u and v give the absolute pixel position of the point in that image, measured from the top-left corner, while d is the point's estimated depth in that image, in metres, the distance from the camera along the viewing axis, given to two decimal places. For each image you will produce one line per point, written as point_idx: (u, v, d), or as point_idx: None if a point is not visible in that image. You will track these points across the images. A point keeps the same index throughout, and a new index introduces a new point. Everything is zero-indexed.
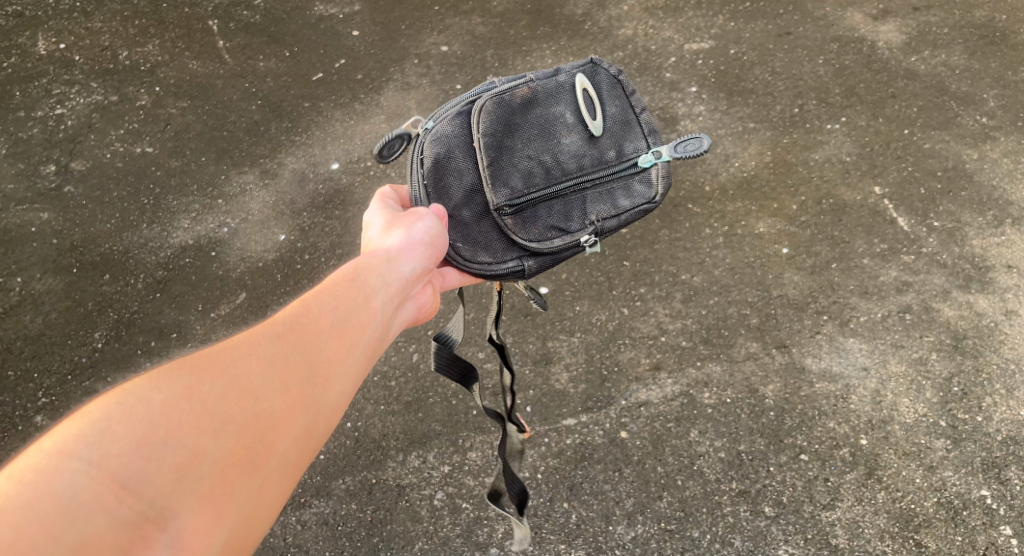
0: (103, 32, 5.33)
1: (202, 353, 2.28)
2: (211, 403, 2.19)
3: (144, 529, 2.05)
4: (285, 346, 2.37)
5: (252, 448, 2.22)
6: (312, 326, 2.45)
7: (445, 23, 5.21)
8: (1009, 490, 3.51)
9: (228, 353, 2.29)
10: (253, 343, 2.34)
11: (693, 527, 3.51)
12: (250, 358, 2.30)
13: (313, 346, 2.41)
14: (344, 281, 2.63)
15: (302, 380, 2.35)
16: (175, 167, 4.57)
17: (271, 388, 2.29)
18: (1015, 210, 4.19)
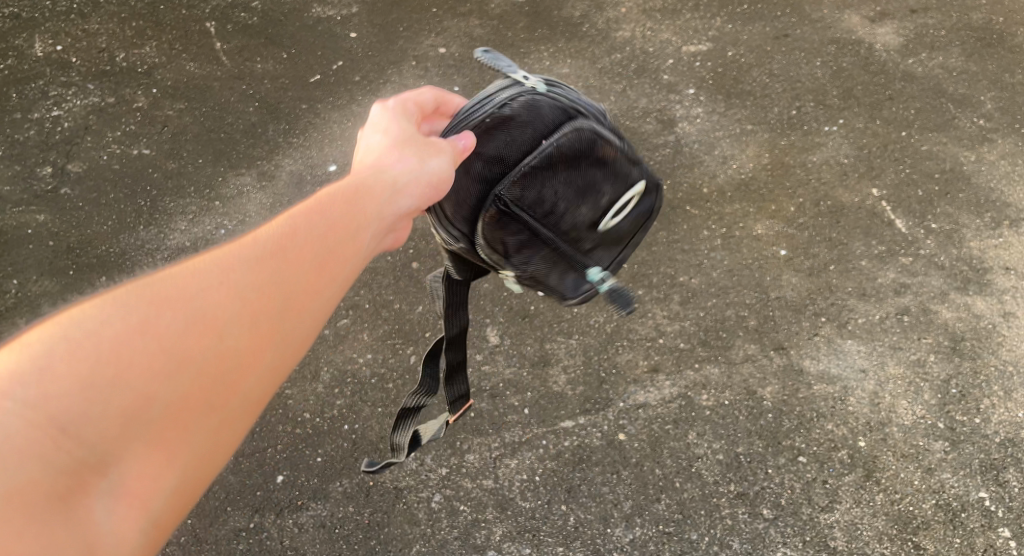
0: (100, 34, 5.33)
1: (166, 274, 1.92)
2: (170, 337, 1.83)
3: (82, 477, 1.74)
4: (259, 273, 1.97)
5: (211, 392, 1.84)
6: (293, 253, 2.03)
7: (443, 25, 5.22)
8: (1007, 492, 3.50)
9: (195, 275, 1.92)
10: (224, 266, 1.96)
11: (691, 530, 3.49)
12: (218, 286, 1.92)
13: (287, 277, 2.00)
14: (330, 203, 2.17)
15: (270, 316, 1.95)
16: (171, 169, 4.56)
17: (239, 324, 1.90)
18: (1013, 212, 4.20)
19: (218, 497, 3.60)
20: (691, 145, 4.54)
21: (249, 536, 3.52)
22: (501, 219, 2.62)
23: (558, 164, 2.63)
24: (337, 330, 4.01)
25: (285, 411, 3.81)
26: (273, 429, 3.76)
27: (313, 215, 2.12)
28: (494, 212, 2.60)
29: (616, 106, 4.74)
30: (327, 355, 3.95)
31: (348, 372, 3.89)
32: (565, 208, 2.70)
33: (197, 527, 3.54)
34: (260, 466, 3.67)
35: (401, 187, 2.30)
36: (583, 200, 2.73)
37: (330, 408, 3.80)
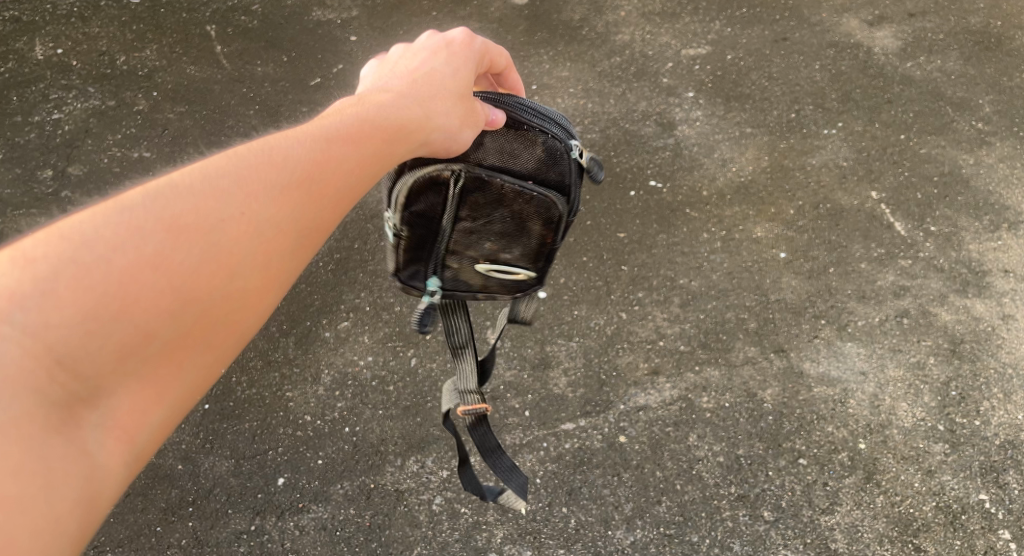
0: (100, 37, 5.34)
1: (184, 197, 1.85)
2: (182, 272, 1.79)
3: (74, 409, 1.70)
4: (278, 209, 1.94)
5: (210, 328, 1.84)
6: (317, 189, 2.01)
7: (443, 28, 5.25)
8: (1007, 494, 3.49)
9: (214, 202, 1.87)
10: (243, 197, 1.90)
11: (691, 533, 3.47)
12: (235, 220, 1.88)
13: (302, 216, 1.97)
14: (359, 143, 2.13)
15: (279, 254, 1.94)
16: (172, 171, 4.55)
17: (253, 263, 1.89)
18: (1011, 215, 4.21)
19: (219, 499, 3.60)
20: (691, 148, 4.55)
21: (250, 539, 3.50)
22: (440, 183, 2.62)
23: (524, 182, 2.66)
24: (338, 333, 4.03)
25: (286, 413, 3.81)
26: (274, 431, 3.76)
27: (337, 148, 2.07)
28: (444, 177, 2.61)
29: (616, 109, 4.75)
30: (328, 357, 3.96)
31: (349, 374, 3.90)
32: (497, 217, 2.69)
33: (198, 529, 3.53)
34: (261, 468, 3.67)
35: (424, 136, 2.30)
36: (516, 224, 2.71)
37: (331, 410, 3.80)
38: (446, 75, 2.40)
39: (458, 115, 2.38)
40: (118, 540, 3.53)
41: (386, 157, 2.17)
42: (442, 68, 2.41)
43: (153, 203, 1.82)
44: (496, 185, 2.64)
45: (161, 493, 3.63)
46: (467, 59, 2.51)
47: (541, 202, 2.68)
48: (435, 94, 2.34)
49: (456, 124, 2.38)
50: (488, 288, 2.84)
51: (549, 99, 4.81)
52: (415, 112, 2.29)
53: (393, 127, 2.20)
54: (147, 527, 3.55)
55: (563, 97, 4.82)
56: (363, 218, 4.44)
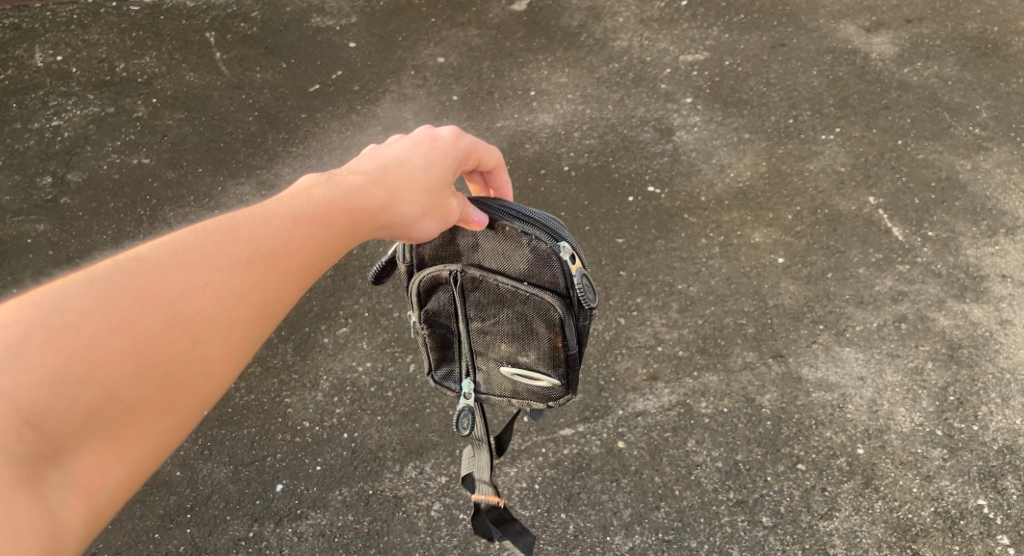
0: (100, 44, 5.35)
1: (149, 269, 1.88)
2: (143, 341, 1.82)
3: (37, 466, 1.72)
4: (244, 280, 1.95)
5: (175, 392, 1.85)
6: (283, 260, 2.02)
7: (441, 35, 5.26)
8: (1005, 499, 3.49)
9: (178, 274, 1.89)
10: (208, 268, 1.92)
11: (690, 538, 3.48)
12: (198, 290, 1.90)
13: (269, 285, 1.98)
14: (328, 215, 2.13)
15: (247, 321, 1.94)
16: (171, 178, 4.55)
17: (216, 329, 1.90)
18: (1008, 220, 4.22)
19: (217, 506, 3.60)
20: (689, 154, 4.56)
21: (248, 546, 3.50)
22: (441, 283, 2.67)
23: (519, 282, 2.61)
24: (337, 339, 4.03)
25: (284, 419, 3.81)
26: (273, 437, 3.77)
27: (305, 223, 2.08)
28: (443, 277, 2.66)
29: (614, 115, 4.76)
30: (327, 363, 3.96)
31: (348, 381, 3.90)
32: (503, 315, 2.69)
33: (196, 536, 3.54)
34: (260, 474, 3.67)
35: (392, 217, 2.27)
36: (523, 321, 2.69)
37: (330, 416, 3.80)
38: (421, 166, 2.35)
39: (428, 208, 2.33)
40: (117, 547, 3.53)
41: (353, 234, 2.17)
42: (417, 158, 2.36)
43: (120, 272, 1.86)
44: (493, 285, 2.63)
45: (160, 499, 3.63)
46: (451, 153, 2.42)
47: (537, 303, 2.63)
48: (405, 181, 2.31)
49: (422, 214, 2.33)
50: (516, 388, 2.80)
51: (548, 105, 4.82)
52: (385, 206, 2.25)
53: (361, 204, 2.20)
54: (145, 534, 3.55)
55: (561, 103, 4.83)
56: None
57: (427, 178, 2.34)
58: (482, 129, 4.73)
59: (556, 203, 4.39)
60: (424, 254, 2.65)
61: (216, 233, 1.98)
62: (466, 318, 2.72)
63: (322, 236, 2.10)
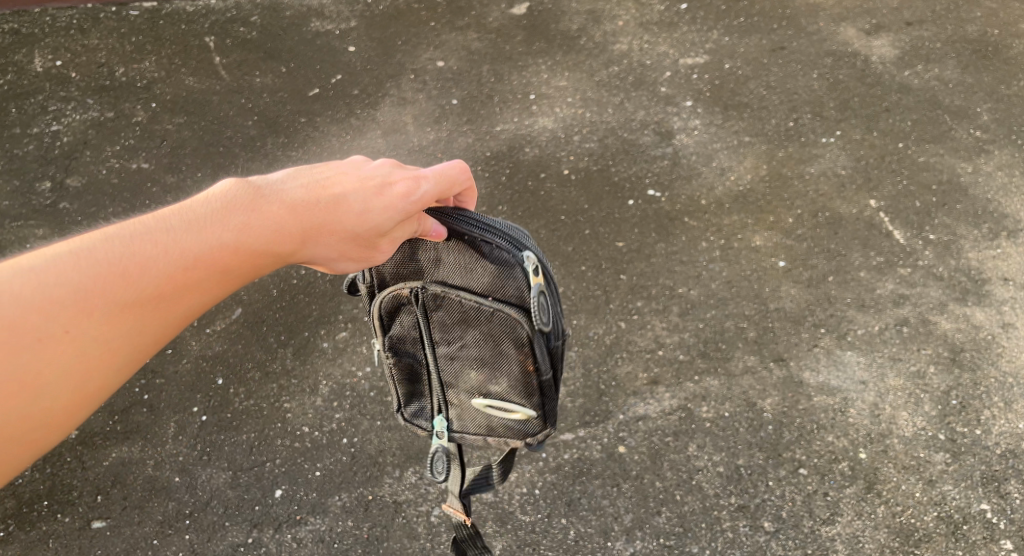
0: (99, 49, 5.35)
1: (0, 307, 1.75)
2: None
3: None
4: (108, 330, 1.84)
5: (3, 446, 1.77)
6: (160, 306, 1.90)
7: (441, 39, 5.26)
8: (1009, 504, 3.47)
9: (34, 316, 1.77)
10: (69, 312, 1.80)
11: (692, 543, 3.46)
12: (53, 338, 1.78)
13: (135, 334, 1.87)
14: (223, 258, 1.98)
15: (103, 373, 1.85)
16: (170, 182, 4.54)
17: (63, 383, 1.80)
18: (1010, 223, 4.21)
19: (216, 512, 3.58)
20: (689, 157, 4.55)
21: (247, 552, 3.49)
22: (403, 302, 2.56)
23: (483, 299, 2.45)
24: (336, 343, 4.01)
25: (284, 424, 3.80)
26: (272, 442, 3.75)
27: (199, 263, 1.94)
28: (404, 296, 2.53)
29: (614, 119, 4.75)
30: (326, 368, 3.94)
31: (347, 385, 3.88)
32: (470, 336, 2.53)
33: (195, 542, 3.52)
34: (259, 479, 3.65)
35: (305, 256, 2.12)
36: (490, 343, 2.52)
37: (329, 421, 3.78)
38: (356, 208, 2.14)
39: (350, 251, 2.17)
40: (115, 553, 3.52)
41: (254, 274, 2.04)
42: (355, 200, 2.15)
43: None
44: (455, 302, 2.49)
45: (158, 505, 3.62)
46: (399, 203, 2.18)
47: (502, 321, 2.45)
48: (336, 213, 2.13)
49: (348, 249, 2.17)
50: (491, 423, 2.64)
51: (548, 108, 4.81)
52: (297, 246, 2.09)
53: (269, 246, 2.04)
54: (144, 540, 3.54)
55: (561, 107, 4.82)
56: None
57: (359, 222, 2.15)
58: (482, 132, 4.72)
59: (556, 206, 4.38)
60: (384, 273, 2.54)
61: (95, 266, 1.84)
62: (432, 340, 2.59)
63: (217, 279, 1.97)
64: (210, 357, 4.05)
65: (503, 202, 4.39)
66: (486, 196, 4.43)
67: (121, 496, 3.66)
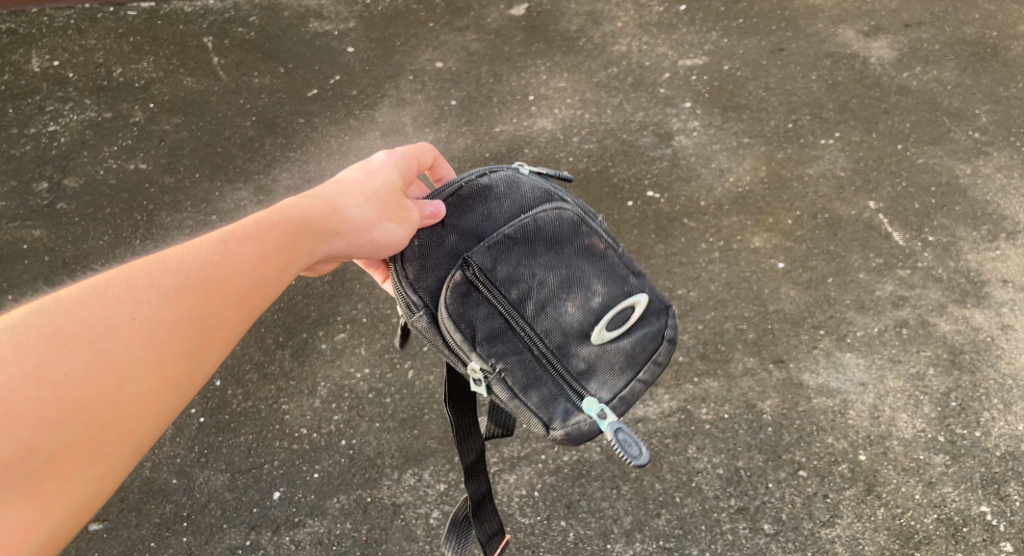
0: (97, 49, 5.34)
1: (73, 311, 2.15)
2: (76, 377, 2.10)
3: None
4: (171, 312, 2.24)
5: (104, 432, 2.11)
6: (214, 288, 2.32)
7: (440, 39, 5.25)
8: (1008, 506, 3.48)
9: (103, 311, 2.17)
10: (132, 302, 2.21)
11: (691, 546, 3.47)
12: (126, 326, 2.17)
13: (200, 314, 2.28)
14: (259, 241, 2.46)
15: (180, 353, 2.23)
16: (168, 183, 4.52)
17: (144, 364, 2.17)
18: (1009, 225, 4.21)
19: (213, 514, 3.57)
20: (689, 159, 4.55)
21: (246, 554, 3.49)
22: (467, 293, 2.79)
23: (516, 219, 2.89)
24: (335, 345, 3.96)
25: (282, 426, 3.77)
26: (270, 444, 3.73)
27: (235, 248, 2.41)
28: (462, 279, 2.79)
29: (613, 120, 4.75)
30: (325, 369, 3.90)
31: (346, 387, 3.85)
32: (537, 266, 2.85)
33: (193, 543, 3.52)
34: (256, 481, 3.64)
35: (332, 231, 2.63)
36: (556, 262, 2.88)
37: (327, 423, 3.76)
38: (361, 182, 2.76)
39: (384, 214, 2.71)
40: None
41: (290, 253, 2.50)
42: (356, 178, 2.77)
43: (42, 316, 2.12)
44: (504, 242, 2.84)
45: (156, 507, 3.61)
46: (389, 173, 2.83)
47: (546, 223, 2.90)
48: (349, 194, 2.71)
49: (373, 217, 2.69)
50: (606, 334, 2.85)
51: (547, 110, 4.81)
52: (333, 213, 2.65)
53: (295, 226, 2.54)
54: (141, 542, 3.54)
55: (560, 108, 4.82)
56: None
57: (375, 188, 2.74)
58: (481, 133, 4.71)
59: None
60: (431, 285, 2.82)
61: (144, 270, 2.27)
62: (512, 303, 2.82)
63: (257, 259, 2.43)
64: None
65: None
66: None
67: (118, 498, 3.64)
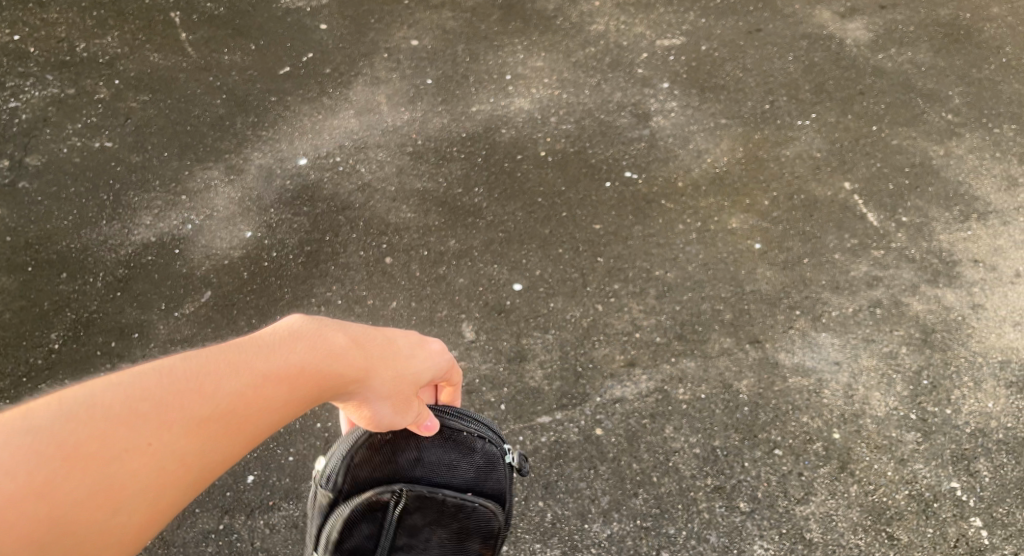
0: (59, 23, 5.19)
1: (87, 421, 1.72)
2: (66, 505, 1.65)
3: None
4: (190, 444, 1.79)
5: None
6: (234, 423, 1.85)
7: (415, 18, 5.18)
8: (978, 482, 3.51)
9: (126, 427, 1.74)
10: (161, 424, 1.77)
11: (668, 525, 3.43)
12: (142, 449, 1.74)
13: (216, 450, 1.82)
14: (292, 379, 1.94)
15: (180, 491, 1.78)
16: (136, 162, 4.41)
17: (142, 499, 1.73)
18: (980, 206, 4.27)
19: (185, 499, 3.50)
20: (666, 139, 4.53)
21: (218, 539, 3.41)
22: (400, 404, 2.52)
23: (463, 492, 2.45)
24: None
25: None
26: None
27: (262, 383, 1.90)
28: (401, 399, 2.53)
29: (591, 100, 4.71)
30: None
31: None
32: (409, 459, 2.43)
33: (163, 529, 3.44)
34: (229, 465, 3.58)
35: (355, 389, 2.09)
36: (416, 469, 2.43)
37: None
38: (404, 352, 2.20)
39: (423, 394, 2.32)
40: None
41: (313, 399, 1.98)
42: (401, 343, 2.21)
43: (58, 416, 1.71)
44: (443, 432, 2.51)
45: None
46: (437, 360, 2.29)
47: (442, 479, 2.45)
48: (387, 359, 2.15)
49: (383, 399, 2.14)
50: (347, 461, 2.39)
51: (524, 89, 4.76)
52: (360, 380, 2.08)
53: (327, 372, 2.01)
54: None
55: (538, 87, 4.77)
56: (334, 209, 4.21)
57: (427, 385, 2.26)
58: (457, 112, 4.65)
59: (532, 188, 4.33)
60: (361, 476, 2.38)
61: (179, 383, 1.82)
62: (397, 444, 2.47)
63: (285, 400, 1.92)
64: (179, 342, 3.76)
65: (480, 184, 4.33)
66: (462, 178, 4.36)
67: None
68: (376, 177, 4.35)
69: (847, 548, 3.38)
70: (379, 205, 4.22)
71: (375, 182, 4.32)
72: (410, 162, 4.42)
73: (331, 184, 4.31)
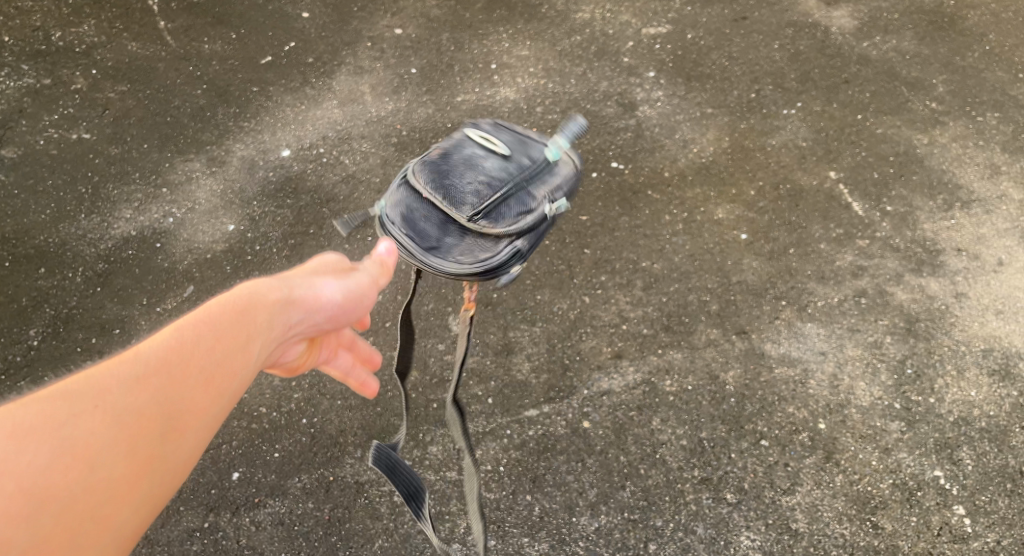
0: (34, 11, 5.08)
1: (33, 405, 1.91)
2: (32, 479, 1.84)
3: None
4: (136, 397, 1.99)
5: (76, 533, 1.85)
6: (178, 370, 2.06)
7: (399, 5, 5.12)
8: (961, 470, 3.54)
9: (67, 401, 1.93)
10: (100, 389, 1.97)
11: (656, 517, 3.44)
12: (91, 414, 1.93)
13: (172, 394, 2.03)
14: (217, 320, 2.17)
15: (154, 437, 1.98)
16: (114, 154, 4.34)
17: (113, 455, 1.92)
18: (964, 194, 4.28)
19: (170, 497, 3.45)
20: (652, 129, 4.51)
21: (204, 536, 3.39)
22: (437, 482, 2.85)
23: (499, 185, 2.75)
24: None
25: (240, 405, 3.66)
26: (228, 423, 3.62)
27: (190, 333, 2.13)
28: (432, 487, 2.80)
29: (577, 90, 4.68)
30: None
31: None
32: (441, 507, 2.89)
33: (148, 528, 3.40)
34: (214, 462, 3.54)
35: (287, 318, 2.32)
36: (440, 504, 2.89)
37: (288, 401, 3.66)
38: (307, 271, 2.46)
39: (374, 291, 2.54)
40: None
41: (248, 330, 2.21)
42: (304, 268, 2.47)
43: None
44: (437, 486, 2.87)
45: None
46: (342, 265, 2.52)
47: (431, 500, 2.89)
48: (297, 276, 2.42)
49: (322, 291, 2.41)
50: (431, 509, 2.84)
51: (509, 78, 4.72)
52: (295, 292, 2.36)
53: (246, 304, 2.24)
54: None
55: (523, 76, 4.73)
56: (318, 202, 4.16)
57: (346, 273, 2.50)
58: (442, 102, 4.60)
59: None
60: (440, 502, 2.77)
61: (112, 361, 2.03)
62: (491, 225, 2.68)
63: (213, 337, 2.14)
64: None
65: None
66: None
67: None
68: (360, 168, 4.30)
69: (832, 537, 3.41)
70: (363, 197, 4.16)
71: (359, 174, 4.27)
72: (395, 153, 4.37)
73: (315, 176, 4.27)
